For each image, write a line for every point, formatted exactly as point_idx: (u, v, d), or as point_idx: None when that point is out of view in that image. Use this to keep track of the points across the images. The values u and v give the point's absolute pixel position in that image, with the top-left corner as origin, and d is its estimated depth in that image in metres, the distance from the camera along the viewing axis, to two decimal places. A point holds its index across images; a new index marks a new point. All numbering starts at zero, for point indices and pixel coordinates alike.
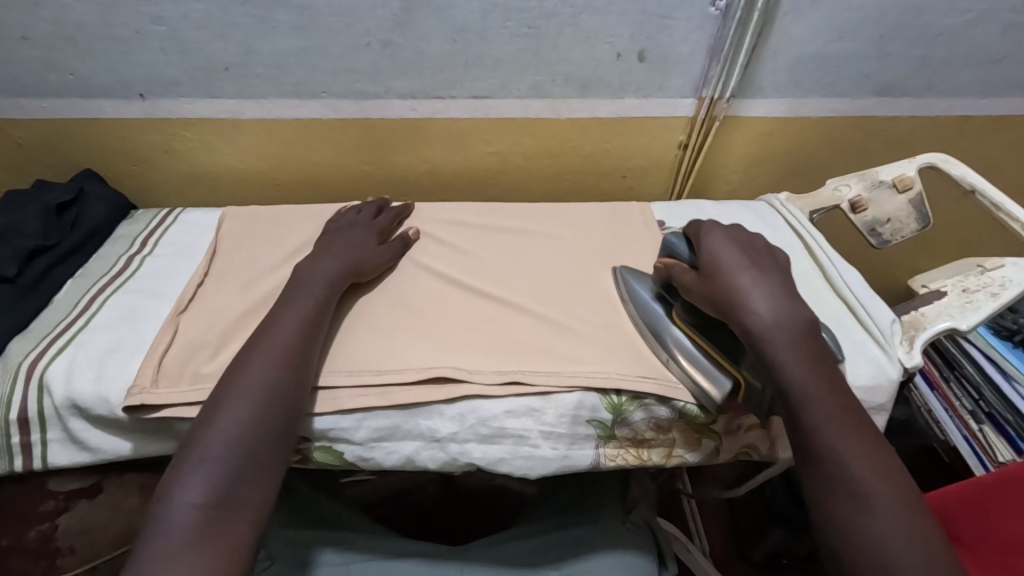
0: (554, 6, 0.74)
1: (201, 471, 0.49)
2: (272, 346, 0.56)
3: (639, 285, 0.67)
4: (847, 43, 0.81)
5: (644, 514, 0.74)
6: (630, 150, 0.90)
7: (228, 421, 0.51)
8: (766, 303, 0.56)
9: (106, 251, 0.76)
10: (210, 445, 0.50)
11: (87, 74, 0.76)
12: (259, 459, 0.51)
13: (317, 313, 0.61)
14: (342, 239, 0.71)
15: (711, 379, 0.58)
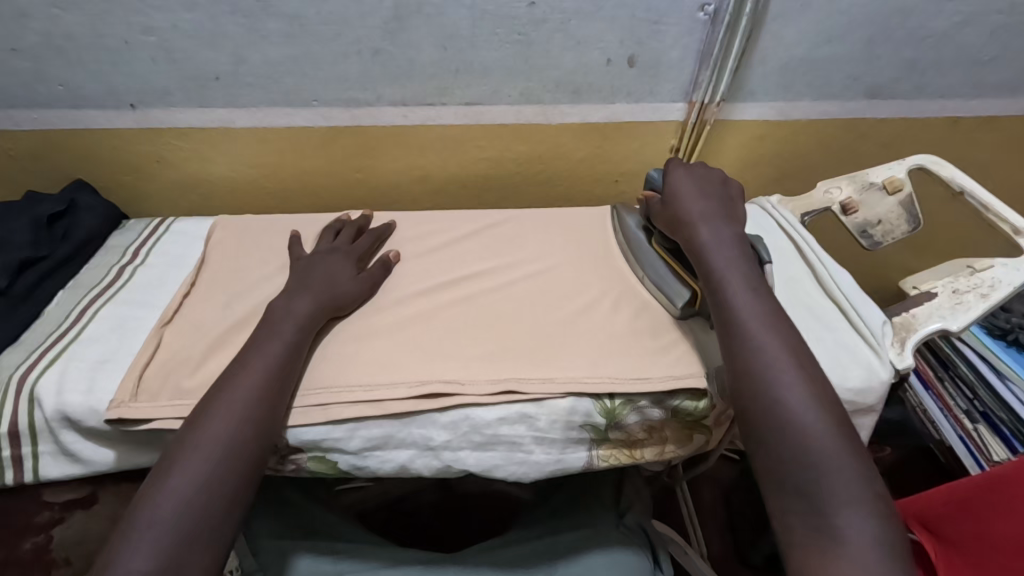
0: (544, 13, 0.74)
1: (148, 530, 0.47)
2: (241, 387, 0.55)
3: (627, 215, 0.78)
4: (835, 47, 0.81)
5: (638, 518, 0.74)
6: (622, 155, 0.90)
7: (183, 469, 0.50)
8: (756, 330, 0.54)
9: (98, 262, 0.76)
10: (160, 498, 0.48)
11: (78, 85, 0.76)
12: (206, 517, 0.48)
13: (289, 356, 0.59)
14: (318, 270, 0.69)
15: (670, 289, 0.67)
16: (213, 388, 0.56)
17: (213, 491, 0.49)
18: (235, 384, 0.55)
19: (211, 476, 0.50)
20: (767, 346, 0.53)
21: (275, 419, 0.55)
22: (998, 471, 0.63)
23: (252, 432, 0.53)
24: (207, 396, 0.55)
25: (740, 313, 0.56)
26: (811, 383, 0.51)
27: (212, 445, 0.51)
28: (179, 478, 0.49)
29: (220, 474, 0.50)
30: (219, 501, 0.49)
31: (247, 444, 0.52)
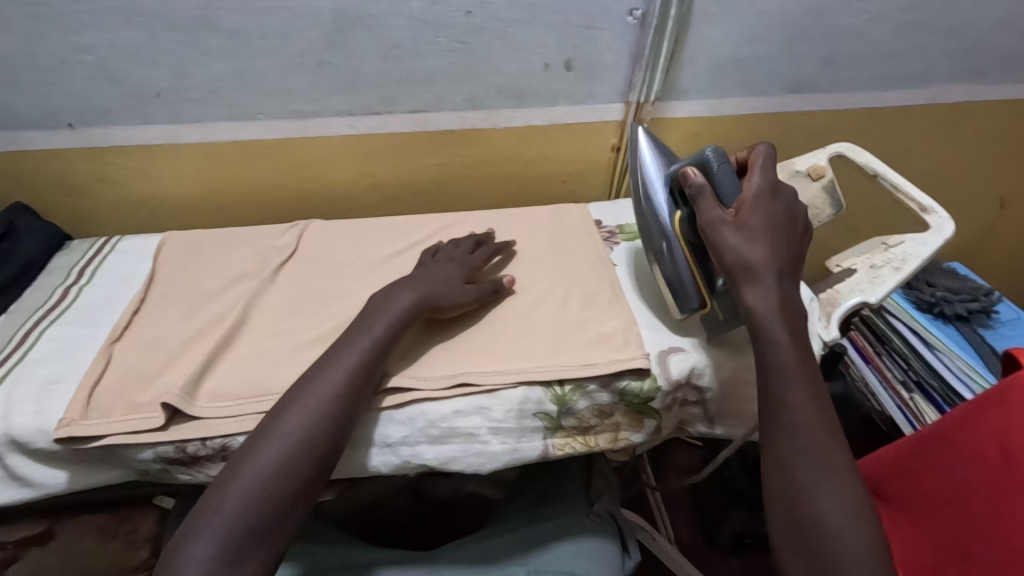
0: (482, 21, 0.77)
1: (218, 519, 0.48)
2: (310, 400, 0.54)
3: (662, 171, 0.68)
4: (757, 46, 0.87)
5: (606, 505, 0.78)
6: (567, 156, 0.94)
7: (252, 462, 0.51)
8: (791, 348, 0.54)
9: (41, 284, 0.74)
10: (227, 489, 0.50)
11: (13, 106, 0.75)
12: (273, 522, 0.50)
13: (370, 365, 0.57)
14: (445, 275, 0.68)
15: (684, 293, 0.65)
16: (289, 395, 0.55)
17: (280, 496, 0.50)
18: (314, 385, 0.55)
19: (278, 477, 0.51)
20: (797, 429, 0.52)
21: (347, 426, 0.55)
22: (927, 430, 0.66)
23: (321, 433, 0.53)
24: (292, 390, 0.56)
25: (779, 387, 0.53)
26: (841, 472, 0.50)
27: (279, 441, 0.52)
28: (244, 473, 0.50)
29: (286, 478, 0.51)
30: (285, 504, 0.50)
31: (314, 447, 0.52)
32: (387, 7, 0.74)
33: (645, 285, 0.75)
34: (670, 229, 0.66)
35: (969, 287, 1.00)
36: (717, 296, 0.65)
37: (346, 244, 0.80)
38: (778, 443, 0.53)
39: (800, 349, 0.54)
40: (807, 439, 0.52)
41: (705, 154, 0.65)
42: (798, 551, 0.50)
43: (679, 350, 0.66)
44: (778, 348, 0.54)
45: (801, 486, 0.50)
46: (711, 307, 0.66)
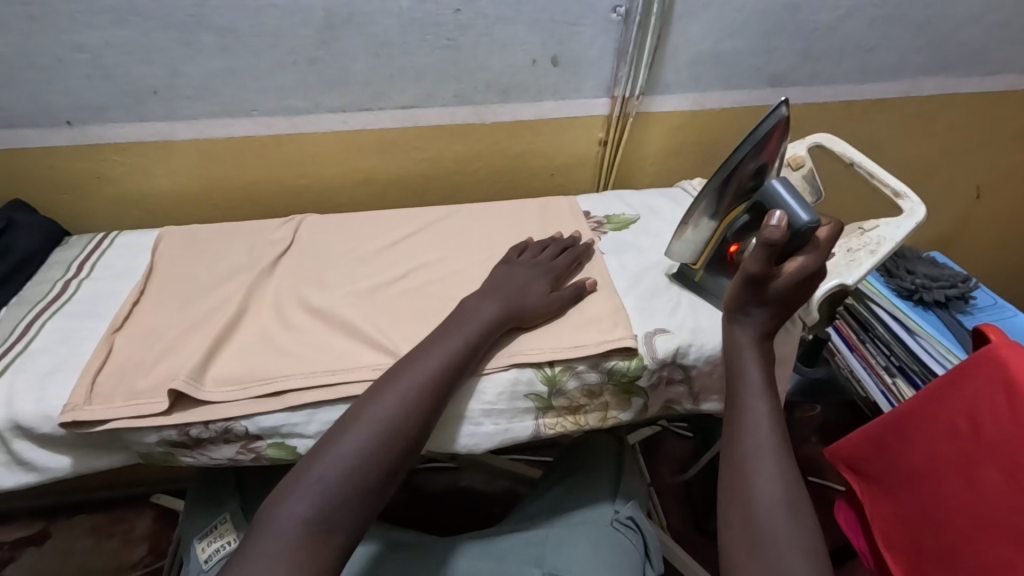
0: (469, 19, 0.80)
1: (291, 508, 0.50)
2: (408, 384, 0.57)
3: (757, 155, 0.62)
4: (737, 41, 0.90)
5: (632, 511, 0.75)
6: (555, 150, 0.96)
7: (336, 452, 0.53)
8: (759, 404, 0.58)
9: (40, 278, 0.76)
10: (306, 476, 0.51)
11: (9, 104, 0.77)
12: (339, 517, 0.50)
13: (466, 358, 0.60)
14: (522, 282, 0.70)
15: (689, 250, 0.72)
16: (384, 381, 0.58)
17: (355, 490, 0.51)
18: (393, 385, 0.57)
19: (363, 470, 0.52)
20: (761, 449, 0.55)
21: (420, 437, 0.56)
22: (883, 419, 0.70)
23: (403, 434, 0.55)
24: (372, 387, 0.58)
25: (747, 408, 0.58)
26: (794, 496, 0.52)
27: (365, 430, 0.54)
28: (328, 460, 0.52)
29: (370, 473, 0.53)
30: (355, 503, 0.51)
31: (394, 445, 0.54)
32: (377, 5, 0.76)
33: (631, 272, 0.77)
34: (721, 214, 0.67)
35: (947, 274, 1.02)
36: (708, 270, 0.72)
37: (339, 237, 0.82)
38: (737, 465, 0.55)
39: (771, 384, 0.60)
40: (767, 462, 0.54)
41: (800, 222, 0.59)
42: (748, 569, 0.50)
43: (664, 331, 0.68)
44: (753, 377, 0.60)
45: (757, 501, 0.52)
46: (698, 269, 0.73)
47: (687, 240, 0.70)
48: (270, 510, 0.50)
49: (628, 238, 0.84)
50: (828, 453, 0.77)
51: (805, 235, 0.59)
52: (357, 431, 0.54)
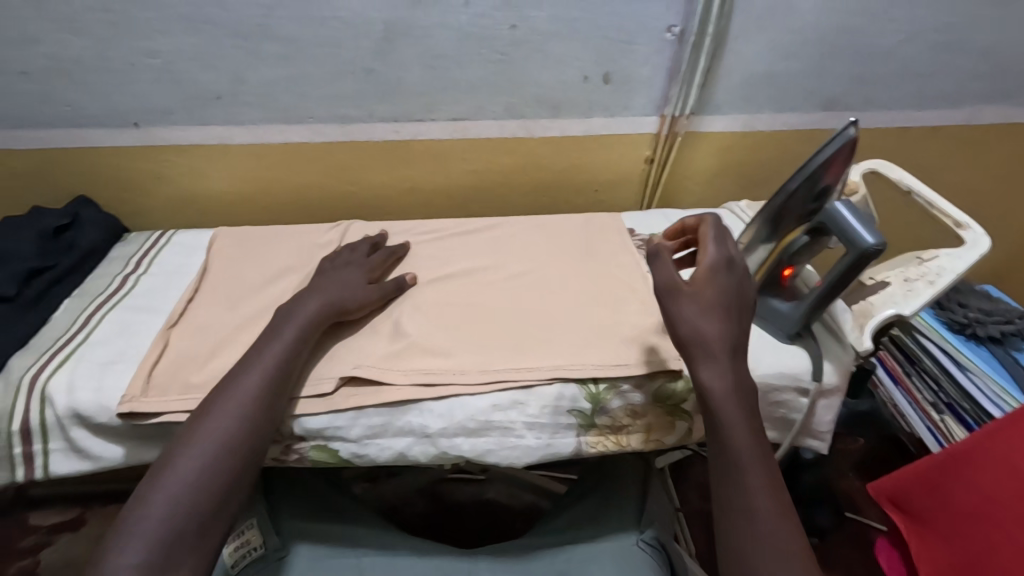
0: (524, 34, 0.81)
1: (148, 522, 0.49)
2: (244, 391, 0.57)
3: (817, 180, 0.61)
4: (792, 64, 0.89)
5: (657, 532, 0.73)
6: (600, 166, 0.96)
7: (181, 465, 0.52)
8: (742, 443, 0.51)
9: (102, 272, 0.79)
10: (154, 489, 0.51)
11: (83, 106, 0.80)
12: (195, 520, 0.50)
13: (281, 368, 0.59)
14: (343, 279, 0.71)
15: (740, 273, 0.70)
16: (212, 394, 0.58)
17: (203, 494, 0.51)
18: (235, 388, 0.57)
19: (205, 477, 0.52)
20: (750, 501, 0.49)
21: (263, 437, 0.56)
22: (939, 457, 0.67)
23: (246, 439, 0.55)
24: (204, 401, 0.57)
25: (730, 450, 0.51)
26: (780, 519, 0.48)
27: (205, 441, 0.53)
28: (172, 470, 0.52)
29: (219, 476, 0.52)
30: (208, 505, 0.51)
31: (236, 450, 0.54)
32: (436, 19, 0.78)
33: None
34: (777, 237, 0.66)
35: (1002, 309, 0.98)
36: (759, 292, 0.71)
37: (385, 244, 0.83)
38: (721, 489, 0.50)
39: (750, 408, 0.53)
40: (749, 484, 0.50)
41: (866, 246, 0.58)
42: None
43: None
44: (732, 410, 0.52)
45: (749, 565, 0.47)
46: None
47: (742, 261, 0.69)
48: (121, 531, 0.49)
49: None
50: (872, 489, 0.73)
51: (869, 259, 0.59)
52: (191, 440, 0.54)
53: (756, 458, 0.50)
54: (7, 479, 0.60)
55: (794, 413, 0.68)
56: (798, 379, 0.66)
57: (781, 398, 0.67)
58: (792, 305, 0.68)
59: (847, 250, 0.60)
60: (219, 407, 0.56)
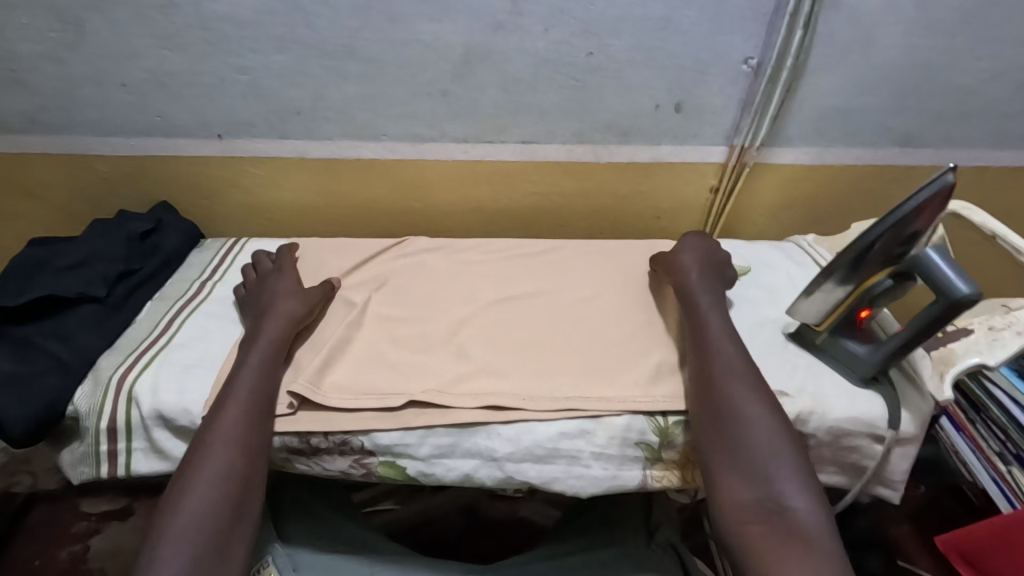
0: (600, 62, 0.82)
1: (171, 552, 0.51)
2: (243, 374, 0.62)
3: (909, 224, 0.59)
4: (869, 98, 0.87)
5: (668, 536, 0.76)
6: (663, 193, 0.96)
7: (214, 451, 0.57)
8: (728, 354, 0.63)
9: (181, 276, 0.82)
10: (174, 517, 0.53)
11: (173, 116, 0.84)
12: (224, 536, 0.53)
13: (273, 354, 0.65)
14: (271, 290, 0.73)
15: (813, 313, 0.69)
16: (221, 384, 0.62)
17: (224, 511, 0.54)
18: (224, 407, 0.60)
19: (222, 495, 0.55)
20: (742, 399, 0.59)
21: (263, 448, 0.59)
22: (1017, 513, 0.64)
23: (250, 454, 0.58)
24: (201, 428, 0.59)
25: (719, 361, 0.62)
26: (759, 390, 0.61)
27: (229, 419, 0.58)
28: (190, 497, 0.54)
29: (233, 491, 0.55)
30: (243, 476, 0.56)
31: (246, 468, 0.57)
32: (515, 44, 0.80)
33: (744, 326, 0.75)
34: (860, 280, 0.64)
35: None
36: (833, 332, 0.69)
37: (450, 262, 0.84)
38: (713, 372, 0.62)
39: (734, 338, 0.65)
40: (737, 384, 0.61)
41: (960, 293, 0.56)
42: (731, 455, 0.57)
43: (784, 394, 0.65)
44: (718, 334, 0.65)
45: (744, 446, 0.57)
46: (821, 332, 0.70)
47: (817, 299, 0.67)
48: (158, 540, 0.52)
49: (740, 290, 0.82)
50: (939, 541, 0.70)
51: (962, 308, 0.57)
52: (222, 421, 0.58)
53: (738, 352, 0.64)
54: (91, 474, 0.63)
55: (867, 459, 0.65)
56: (873, 425, 0.64)
57: (854, 443, 0.65)
58: (868, 350, 0.66)
59: (937, 299, 0.58)
60: (216, 431, 0.58)
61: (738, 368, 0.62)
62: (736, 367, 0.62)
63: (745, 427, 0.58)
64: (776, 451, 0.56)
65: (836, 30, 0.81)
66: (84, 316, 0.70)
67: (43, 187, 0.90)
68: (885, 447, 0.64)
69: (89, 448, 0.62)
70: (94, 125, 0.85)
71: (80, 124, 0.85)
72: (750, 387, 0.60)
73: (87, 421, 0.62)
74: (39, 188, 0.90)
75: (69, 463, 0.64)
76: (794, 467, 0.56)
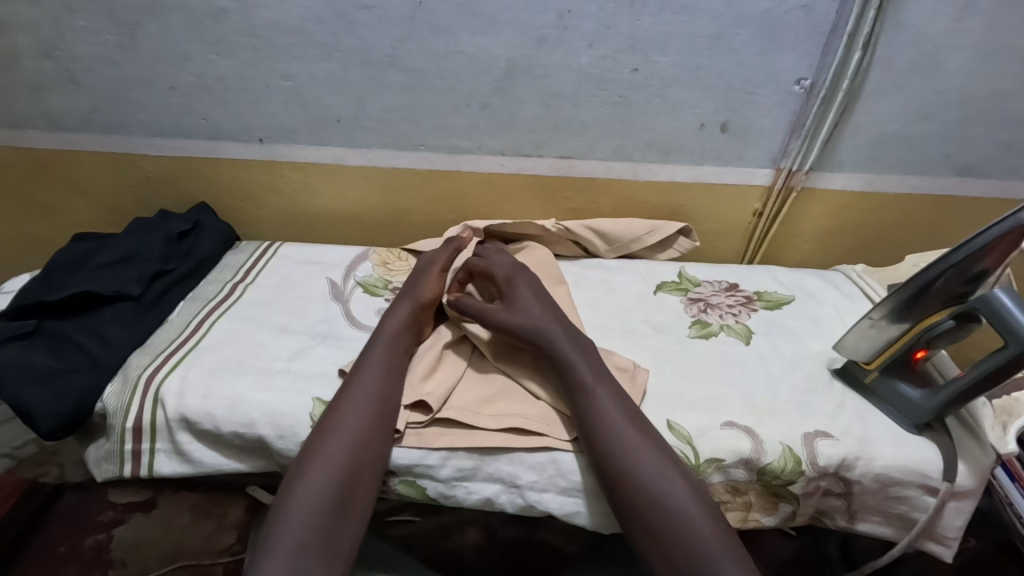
0: (644, 79, 0.79)
1: (286, 534, 0.50)
2: (366, 383, 0.61)
3: (977, 261, 0.57)
4: (928, 125, 0.82)
5: None
6: (703, 215, 0.92)
7: (330, 459, 0.55)
8: (601, 398, 0.59)
9: (214, 278, 0.83)
10: (293, 498, 0.53)
11: (217, 120, 0.86)
12: (332, 530, 0.52)
13: (396, 366, 0.64)
14: (415, 276, 0.75)
15: (862, 346, 0.66)
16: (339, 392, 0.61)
17: (333, 503, 0.53)
18: (349, 398, 0.60)
19: (336, 484, 0.54)
20: (632, 450, 0.55)
21: (383, 443, 0.58)
22: None
23: (367, 448, 0.57)
24: (324, 415, 0.59)
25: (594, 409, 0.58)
26: (677, 473, 0.55)
27: (346, 429, 0.57)
28: (310, 479, 0.54)
29: (345, 482, 0.54)
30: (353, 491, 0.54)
31: (363, 461, 0.56)
32: (558, 58, 0.78)
33: (785, 360, 0.71)
34: (917, 317, 0.62)
35: None
36: (884, 373, 0.65)
37: None
38: (617, 464, 0.55)
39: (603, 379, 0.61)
40: (615, 434, 0.56)
41: None
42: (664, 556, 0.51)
43: (827, 435, 0.61)
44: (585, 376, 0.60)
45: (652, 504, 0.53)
46: (871, 371, 0.66)
47: (868, 333, 0.66)
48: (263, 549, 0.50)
49: (782, 320, 0.78)
50: None
51: None
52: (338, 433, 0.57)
53: (643, 434, 0.57)
54: (114, 473, 0.63)
55: (918, 512, 0.60)
56: (925, 476, 0.59)
57: (903, 493, 0.60)
58: (923, 394, 0.62)
59: (1005, 344, 0.54)
60: (341, 419, 0.58)
61: (614, 413, 0.58)
62: (611, 413, 0.58)
63: (654, 498, 0.53)
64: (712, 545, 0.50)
65: (897, 53, 0.77)
66: (119, 314, 0.71)
67: (90, 184, 0.92)
68: (938, 501, 0.58)
69: (114, 447, 0.62)
70: (142, 126, 0.87)
71: (129, 124, 0.87)
72: (631, 434, 0.56)
73: (113, 420, 0.62)
74: (87, 184, 0.92)
75: (95, 459, 0.64)
76: (733, 558, 0.50)
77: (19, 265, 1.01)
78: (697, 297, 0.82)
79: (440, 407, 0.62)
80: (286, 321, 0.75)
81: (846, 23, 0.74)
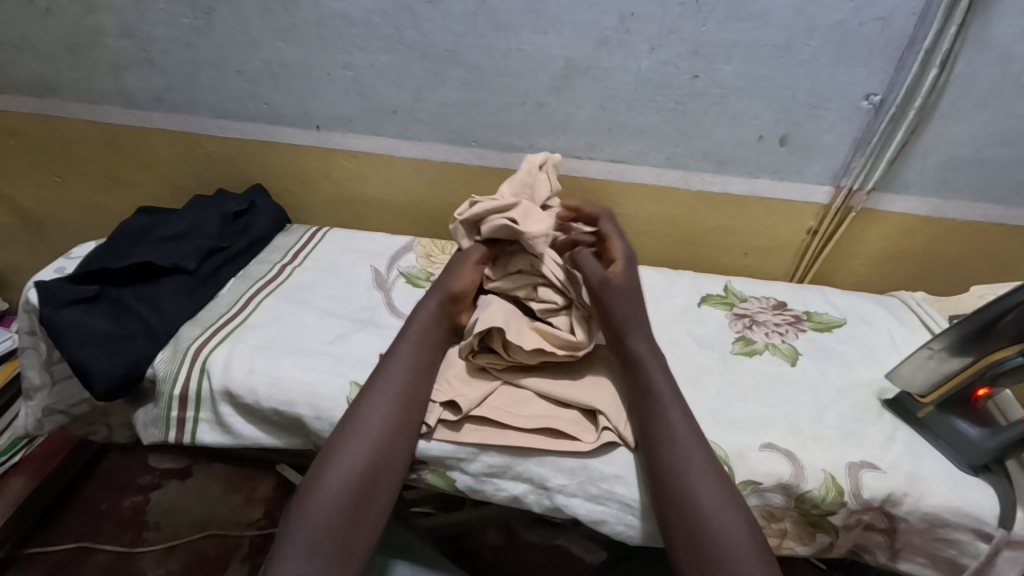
0: (705, 86, 0.78)
1: (302, 534, 0.50)
2: (390, 382, 0.60)
3: None
4: (1008, 150, 0.78)
5: None
6: (755, 230, 0.90)
7: (347, 457, 0.54)
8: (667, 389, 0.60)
9: (265, 257, 0.86)
10: (309, 503, 0.52)
11: (279, 105, 0.88)
12: (351, 530, 0.52)
13: (423, 362, 0.63)
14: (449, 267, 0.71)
15: (922, 380, 0.64)
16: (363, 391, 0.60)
17: (353, 504, 0.52)
18: (370, 402, 0.58)
19: (351, 485, 0.53)
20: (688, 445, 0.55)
21: (406, 442, 0.57)
22: None
23: (388, 451, 0.56)
24: (343, 418, 0.58)
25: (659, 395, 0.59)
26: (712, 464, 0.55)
27: (366, 430, 0.56)
28: (324, 484, 0.53)
29: (369, 481, 0.54)
30: (373, 487, 0.54)
31: (385, 461, 0.55)
32: (618, 62, 0.77)
33: (834, 385, 0.68)
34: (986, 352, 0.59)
35: None
36: (940, 408, 0.61)
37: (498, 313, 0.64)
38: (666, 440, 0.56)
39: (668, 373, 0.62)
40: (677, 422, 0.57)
41: None
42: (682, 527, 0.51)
43: (873, 467, 0.58)
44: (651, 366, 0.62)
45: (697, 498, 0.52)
46: (926, 406, 0.63)
47: (927, 366, 0.64)
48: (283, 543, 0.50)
49: (832, 343, 0.75)
50: None
51: None
52: (359, 432, 0.56)
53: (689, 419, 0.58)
54: (160, 437, 0.66)
55: (967, 557, 0.56)
56: (978, 520, 0.55)
57: (953, 536, 0.57)
58: (984, 433, 0.58)
59: None
60: (355, 424, 0.57)
61: (675, 402, 0.59)
62: (675, 404, 0.59)
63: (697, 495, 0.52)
64: (736, 533, 0.50)
65: (978, 73, 0.73)
66: (175, 286, 0.74)
67: (156, 160, 0.97)
68: (992, 548, 0.55)
69: (162, 412, 0.65)
70: (208, 107, 0.90)
71: (197, 105, 0.90)
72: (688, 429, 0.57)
73: (163, 386, 0.65)
74: (154, 161, 0.97)
75: (144, 423, 0.67)
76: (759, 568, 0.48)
77: (86, 232, 1.07)
78: (743, 313, 0.79)
79: (470, 407, 0.61)
80: (331, 305, 0.77)
81: (924, 38, 0.71)
